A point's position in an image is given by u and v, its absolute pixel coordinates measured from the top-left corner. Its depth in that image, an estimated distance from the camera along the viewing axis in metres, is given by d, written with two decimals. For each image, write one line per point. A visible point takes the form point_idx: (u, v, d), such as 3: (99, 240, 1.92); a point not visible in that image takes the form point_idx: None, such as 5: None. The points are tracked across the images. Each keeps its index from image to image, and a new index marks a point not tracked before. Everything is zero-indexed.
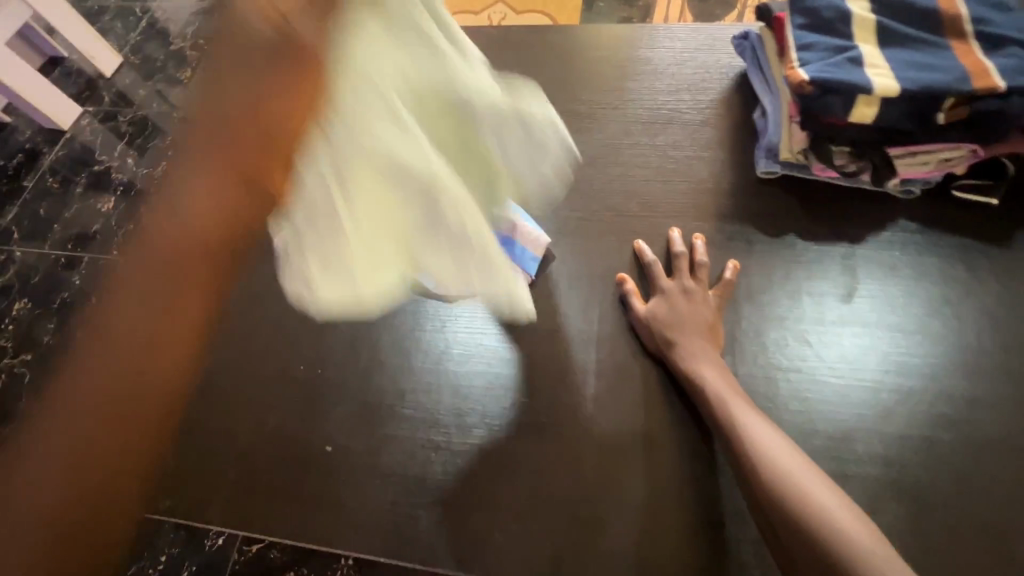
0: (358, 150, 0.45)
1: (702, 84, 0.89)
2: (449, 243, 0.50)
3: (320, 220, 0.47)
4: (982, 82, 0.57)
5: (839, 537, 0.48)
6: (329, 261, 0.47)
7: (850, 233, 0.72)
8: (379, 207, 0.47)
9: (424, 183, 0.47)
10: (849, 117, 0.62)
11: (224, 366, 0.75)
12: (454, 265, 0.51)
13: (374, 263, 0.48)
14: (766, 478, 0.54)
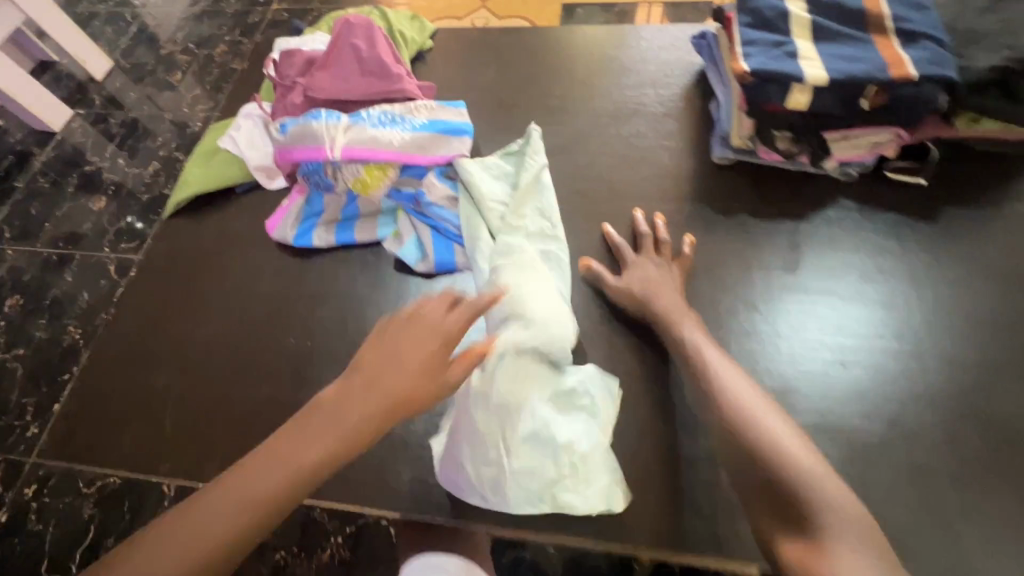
0: (519, 421, 0.68)
1: (666, 80, 0.96)
2: (582, 475, 0.67)
3: (480, 440, 0.68)
4: (898, 72, 0.65)
5: (791, 467, 0.51)
6: (496, 480, 0.67)
7: (794, 210, 0.80)
8: (526, 445, 0.68)
9: (564, 443, 0.67)
10: (785, 104, 0.70)
11: (222, 345, 0.82)
12: (588, 495, 0.66)
13: (525, 475, 0.67)
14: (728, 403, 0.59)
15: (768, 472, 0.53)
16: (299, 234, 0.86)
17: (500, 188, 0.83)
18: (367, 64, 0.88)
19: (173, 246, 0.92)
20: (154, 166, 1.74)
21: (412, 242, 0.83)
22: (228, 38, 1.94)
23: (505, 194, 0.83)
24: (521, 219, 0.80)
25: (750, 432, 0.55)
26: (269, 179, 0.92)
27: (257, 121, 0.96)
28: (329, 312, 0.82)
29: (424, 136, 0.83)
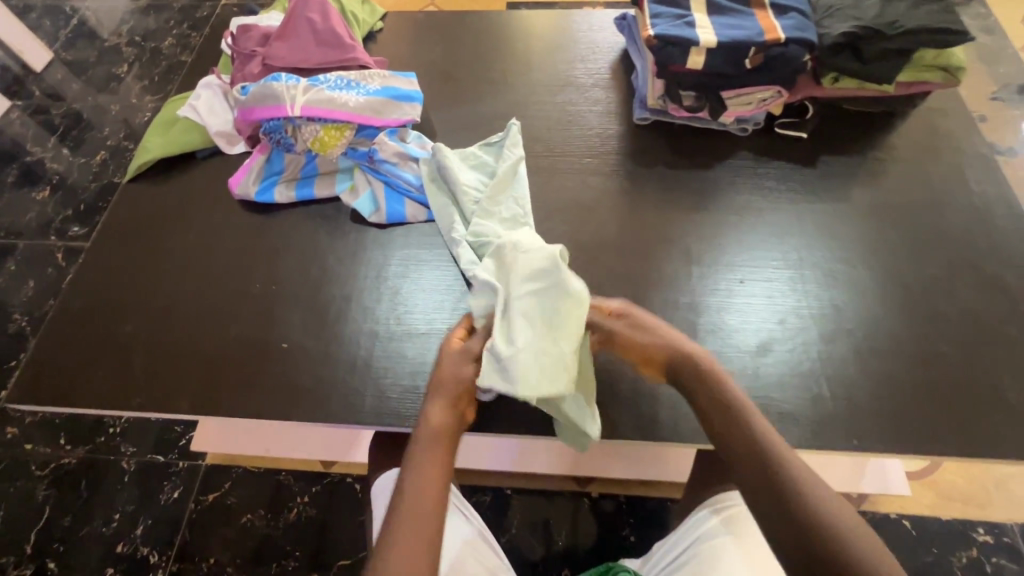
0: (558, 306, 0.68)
1: (593, 56, 1.09)
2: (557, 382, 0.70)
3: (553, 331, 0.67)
4: (771, 36, 0.81)
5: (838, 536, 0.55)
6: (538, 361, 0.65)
7: (702, 159, 0.93)
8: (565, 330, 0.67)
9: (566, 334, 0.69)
10: (686, 64, 0.83)
11: (189, 293, 0.87)
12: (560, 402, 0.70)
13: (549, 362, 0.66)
14: (741, 436, 0.63)
15: (788, 508, 0.57)
16: (262, 191, 0.93)
17: (475, 177, 0.87)
18: (322, 35, 0.96)
19: (135, 207, 0.96)
20: (102, 156, 1.73)
21: (368, 196, 0.91)
22: (176, 32, 1.95)
23: (480, 183, 0.87)
24: (495, 206, 0.83)
25: (767, 466, 0.60)
26: (229, 145, 0.99)
27: (217, 91, 1.02)
28: (291, 259, 0.89)
29: (377, 100, 0.91)
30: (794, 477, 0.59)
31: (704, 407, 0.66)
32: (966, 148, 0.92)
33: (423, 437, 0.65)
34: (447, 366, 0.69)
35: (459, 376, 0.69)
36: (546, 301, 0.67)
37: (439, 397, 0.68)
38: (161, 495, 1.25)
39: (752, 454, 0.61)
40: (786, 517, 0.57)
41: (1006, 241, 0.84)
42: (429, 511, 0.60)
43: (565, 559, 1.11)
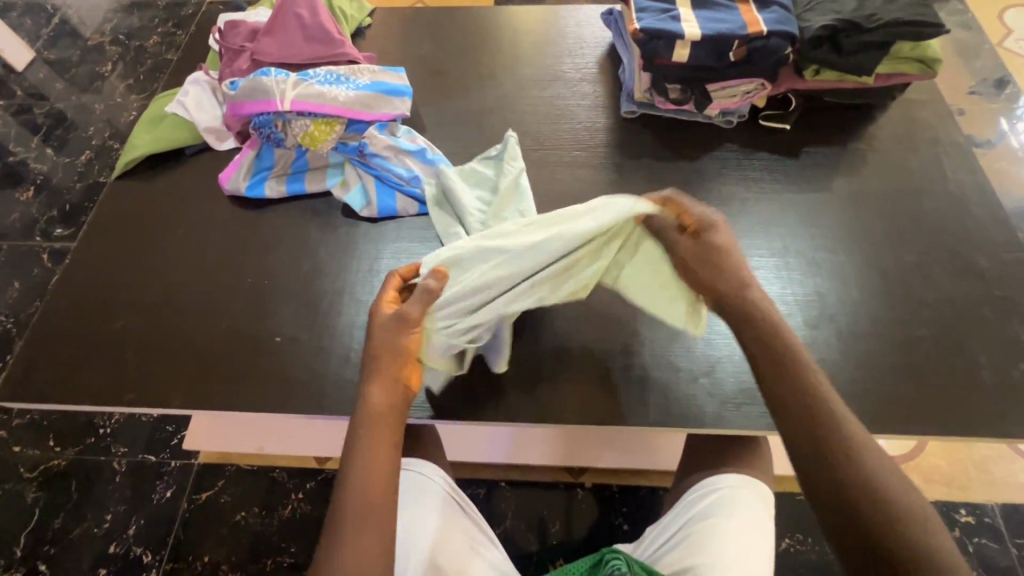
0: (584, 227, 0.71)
1: (581, 51, 1.10)
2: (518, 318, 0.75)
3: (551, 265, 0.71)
4: (754, 29, 0.83)
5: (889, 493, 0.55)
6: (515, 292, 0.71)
7: (688, 151, 0.95)
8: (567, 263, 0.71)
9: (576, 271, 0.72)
10: (671, 57, 0.85)
11: (179, 288, 0.87)
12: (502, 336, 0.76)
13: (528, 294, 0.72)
14: (803, 406, 0.60)
15: (842, 485, 0.56)
16: (252, 186, 0.93)
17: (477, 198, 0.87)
18: (310, 30, 0.96)
19: (124, 204, 0.96)
20: (87, 156, 1.71)
21: (359, 190, 0.92)
22: (161, 31, 1.93)
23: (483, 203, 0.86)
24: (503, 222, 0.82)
25: (823, 438, 0.58)
26: (218, 141, 0.99)
27: (205, 87, 1.01)
28: (283, 253, 0.89)
29: (367, 95, 0.91)
30: (851, 455, 0.57)
31: (763, 369, 0.63)
32: (943, 138, 0.95)
33: (364, 421, 0.63)
34: (382, 339, 0.67)
35: (396, 347, 0.66)
36: (600, 247, 0.72)
37: (377, 375, 0.65)
38: (154, 495, 1.24)
39: (813, 423, 0.59)
40: (836, 477, 0.56)
41: (982, 227, 0.86)
42: (375, 503, 0.59)
43: (559, 549, 1.13)
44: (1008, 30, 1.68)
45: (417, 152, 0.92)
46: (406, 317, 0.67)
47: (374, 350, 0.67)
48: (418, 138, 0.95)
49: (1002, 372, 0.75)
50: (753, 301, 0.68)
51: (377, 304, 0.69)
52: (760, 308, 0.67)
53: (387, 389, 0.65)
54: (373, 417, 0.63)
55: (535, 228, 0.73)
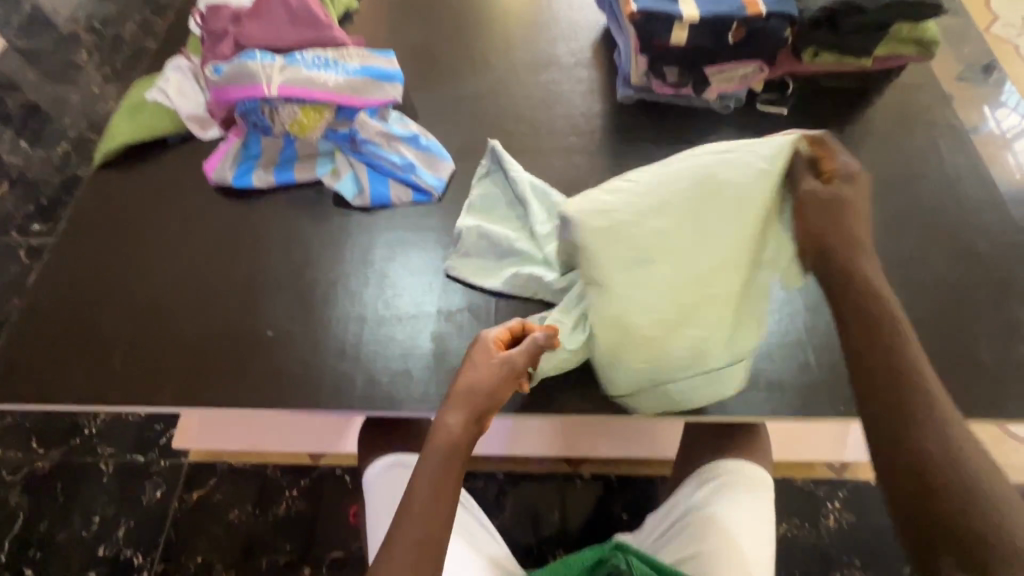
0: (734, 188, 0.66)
1: (575, 35, 1.08)
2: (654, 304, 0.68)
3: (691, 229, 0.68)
4: (752, 9, 0.82)
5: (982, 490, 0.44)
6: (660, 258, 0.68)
7: (685, 136, 0.93)
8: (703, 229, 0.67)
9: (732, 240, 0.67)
10: (669, 39, 0.83)
11: (165, 282, 0.84)
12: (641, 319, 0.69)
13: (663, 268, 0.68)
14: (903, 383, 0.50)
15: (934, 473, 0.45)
16: (239, 176, 0.90)
17: (507, 219, 0.84)
18: (295, 13, 0.93)
19: (104, 195, 0.92)
20: (64, 148, 1.65)
21: (350, 178, 0.89)
22: (138, 18, 1.87)
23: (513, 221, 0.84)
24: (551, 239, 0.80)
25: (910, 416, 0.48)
26: (202, 129, 0.95)
27: (186, 74, 0.98)
28: (272, 245, 0.86)
29: (357, 80, 0.88)
30: (949, 443, 0.46)
31: (852, 333, 0.54)
32: (938, 121, 0.95)
33: (439, 459, 0.60)
34: (480, 375, 0.65)
35: (489, 382, 0.65)
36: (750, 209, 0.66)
37: (457, 408, 0.64)
38: (143, 496, 1.21)
39: (913, 405, 0.48)
40: (913, 449, 0.47)
41: (978, 210, 0.86)
42: (437, 526, 0.57)
43: (559, 540, 1.12)
44: (995, 16, 1.69)
45: (409, 138, 0.91)
46: (508, 358, 0.67)
47: (465, 387, 0.65)
48: (408, 123, 0.93)
49: (1000, 354, 0.75)
50: (863, 269, 0.58)
51: (481, 336, 0.68)
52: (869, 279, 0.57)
53: (467, 431, 0.63)
54: (448, 459, 0.60)
55: (651, 188, 0.68)
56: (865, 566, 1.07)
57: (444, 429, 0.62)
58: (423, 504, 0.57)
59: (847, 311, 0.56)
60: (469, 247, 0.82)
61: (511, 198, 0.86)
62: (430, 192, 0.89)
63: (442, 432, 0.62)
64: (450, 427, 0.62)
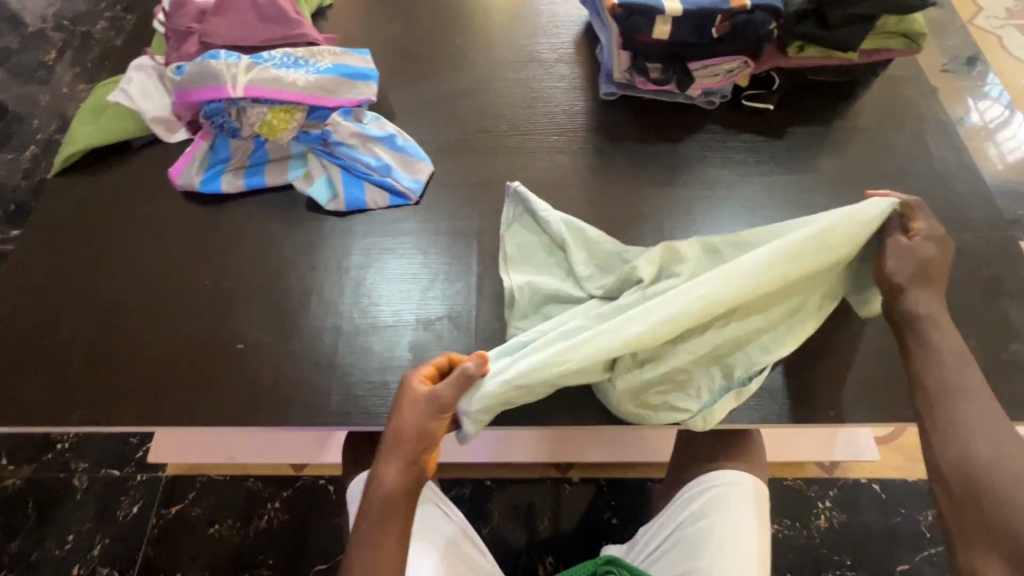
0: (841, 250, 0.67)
1: (556, 30, 1.05)
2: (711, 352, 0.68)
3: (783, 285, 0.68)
4: (736, 2, 0.80)
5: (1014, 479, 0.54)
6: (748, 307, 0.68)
7: (670, 133, 0.91)
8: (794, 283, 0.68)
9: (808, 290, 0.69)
10: (651, 33, 0.81)
11: (129, 294, 0.80)
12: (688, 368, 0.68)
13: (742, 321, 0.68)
14: (951, 402, 0.60)
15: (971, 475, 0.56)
16: (207, 181, 0.86)
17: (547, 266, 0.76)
18: (263, 9, 0.89)
19: (65, 202, 0.88)
20: (31, 152, 1.59)
21: (324, 182, 0.86)
22: (109, 15, 1.80)
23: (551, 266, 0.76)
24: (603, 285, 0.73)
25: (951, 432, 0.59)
26: (168, 132, 0.91)
27: (150, 73, 0.93)
28: (243, 253, 0.83)
29: (328, 79, 0.85)
30: (990, 451, 0.56)
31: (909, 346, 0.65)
32: (926, 115, 0.93)
33: (375, 510, 0.61)
34: (409, 417, 0.63)
35: (423, 430, 0.63)
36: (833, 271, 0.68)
37: (391, 460, 0.63)
38: (119, 511, 1.17)
39: (952, 418, 0.59)
40: (951, 444, 0.58)
41: (968, 205, 0.85)
42: None
43: (549, 547, 1.10)
44: (979, 7, 1.68)
45: (386, 140, 0.88)
46: (434, 396, 0.63)
47: (393, 432, 0.63)
48: (385, 123, 0.90)
49: (992, 353, 0.74)
50: (916, 301, 0.66)
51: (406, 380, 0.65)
52: (929, 312, 0.65)
53: (403, 475, 0.62)
54: (384, 509, 0.61)
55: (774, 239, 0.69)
56: (857, 565, 1.06)
57: (379, 478, 0.62)
58: (366, 558, 0.60)
59: (905, 343, 0.66)
60: (518, 306, 0.74)
61: (547, 243, 0.78)
62: (408, 194, 0.86)
63: (377, 482, 0.62)
64: (383, 476, 0.62)
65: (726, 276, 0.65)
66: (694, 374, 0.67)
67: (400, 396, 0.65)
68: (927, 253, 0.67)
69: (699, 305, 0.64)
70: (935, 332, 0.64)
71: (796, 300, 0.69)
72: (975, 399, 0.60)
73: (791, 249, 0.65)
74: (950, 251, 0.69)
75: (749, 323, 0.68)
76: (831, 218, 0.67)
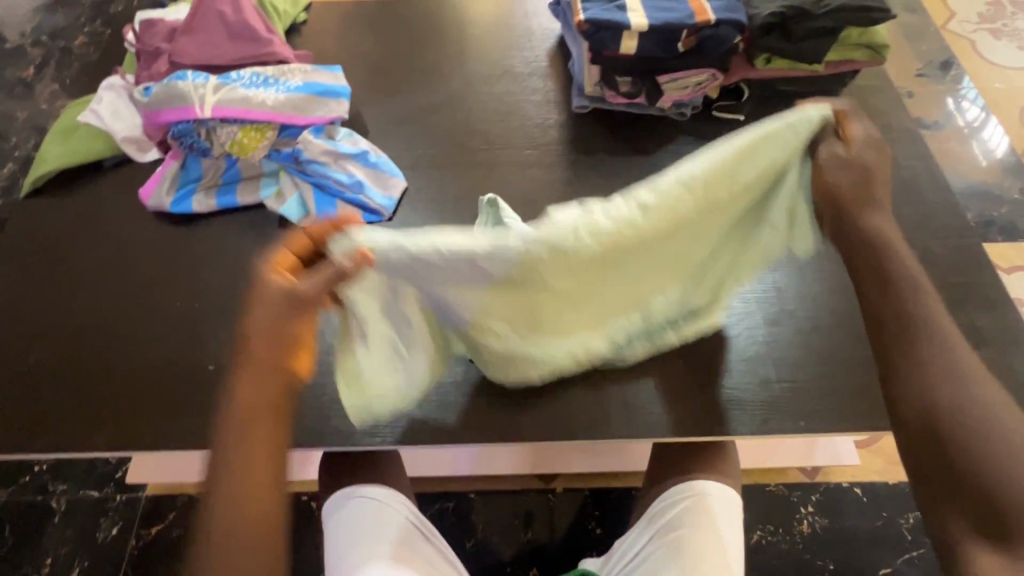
0: (775, 160, 0.59)
1: (529, 44, 1.06)
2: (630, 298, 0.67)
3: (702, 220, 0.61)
4: (701, 18, 0.80)
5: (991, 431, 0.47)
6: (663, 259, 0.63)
7: (643, 145, 0.92)
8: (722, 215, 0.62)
9: (739, 214, 0.63)
10: (618, 48, 0.82)
11: (97, 316, 0.79)
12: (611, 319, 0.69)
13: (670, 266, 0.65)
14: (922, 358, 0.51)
15: (944, 442, 0.48)
16: (177, 200, 0.86)
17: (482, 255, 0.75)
18: (234, 29, 0.89)
19: (35, 224, 0.87)
20: (9, 169, 1.57)
21: (296, 200, 0.85)
22: (88, 30, 1.78)
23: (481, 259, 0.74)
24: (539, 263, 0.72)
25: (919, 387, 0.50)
26: (140, 152, 0.91)
27: (121, 93, 0.93)
28: (215, 273, 0.82)
29: (299, 97, 0.85)
30: (968, 410, 0.48)
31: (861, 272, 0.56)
32: (894, 124, 0.94)
33: (226, 438, 0.49)
34: (260, 318, 0.51)
35: (281, 328, 0.52)
36: (768, 188, 0.62)
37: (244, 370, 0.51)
38: (99, 534, 1.15)
39: (913, 358, 0.51)
40: (918, 389, 0.50)
41: (936, 213, 0.86)
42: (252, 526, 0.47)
43: (534, 559, 1.09)
44: (952, 12, 1.71)
45: (359, 156, 0.87)
46: (290, 292, 0.52)
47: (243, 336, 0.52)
48: (360, 140, 0.90)
49: None
50: (870, 226, 0.57)
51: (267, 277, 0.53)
52: (882, 232, 0.57)
53: (261, 385, 0.50)
54: (246, 416, 0.49)
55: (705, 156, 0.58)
56: (841, 570, 1.06)
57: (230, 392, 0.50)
58: (220, 492, 0.47)
59: (859, 274, 0.56)
60: None
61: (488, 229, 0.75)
62: (380, 211, 0.85)
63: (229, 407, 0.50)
64: (237, 388, 0.50)
65: (640, 199, 0.56)
66: (612, 331, 0.70)
67: (249, 299, 0.53)
68: (860, 161, 0.58)
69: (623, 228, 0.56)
70: (890, 256, 0.55)
71: (724, 219, 0.63)
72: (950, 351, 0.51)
73: (714, 167, 0.58)
74: (887, 156, 0.59)
75: (688, 257, 0.65)
76: (751, 132, 0.58)
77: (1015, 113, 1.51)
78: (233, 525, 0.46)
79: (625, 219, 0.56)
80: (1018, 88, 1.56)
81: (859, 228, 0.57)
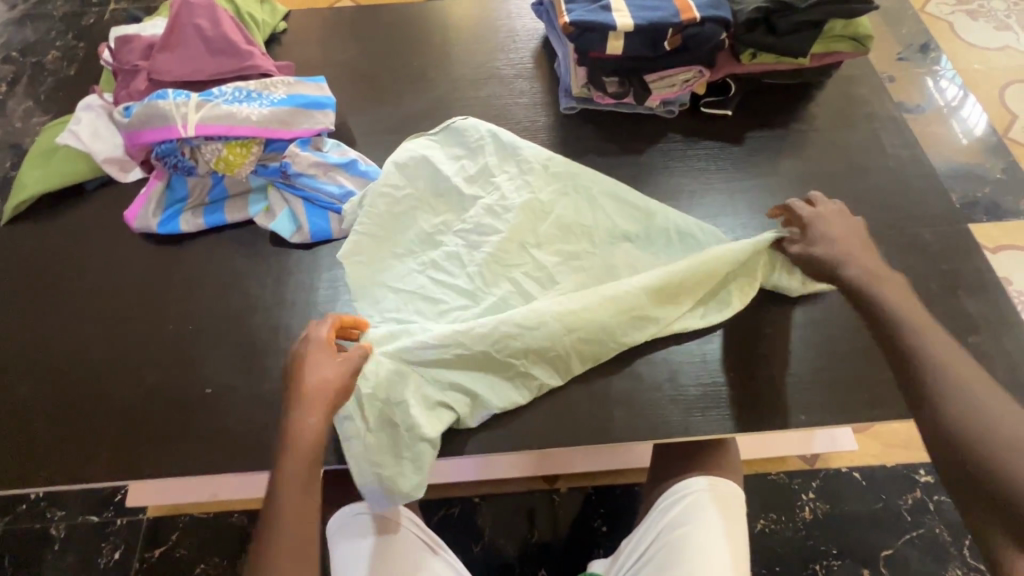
0: (721, 259, 0.74)
1: (513, 45, 1.05)
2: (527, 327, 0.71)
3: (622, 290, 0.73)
4: (687, 16, 0.82)
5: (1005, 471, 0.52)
6: (573, 313, 0.72)
7: (632, 145, 0.92)
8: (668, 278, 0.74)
9: (698, 280, 0.74)
10: (605, 49, 0.84)
11: (89, 343, 0.78)
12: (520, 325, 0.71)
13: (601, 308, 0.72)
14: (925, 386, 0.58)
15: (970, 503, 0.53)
16: (165, 221, 0.85)
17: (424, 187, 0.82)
18: (212, 42, 0.87)
19: (17, 253, 0.85)
20: None
21: (285, 215, 0.84)
22: (59, 43, 1.72)
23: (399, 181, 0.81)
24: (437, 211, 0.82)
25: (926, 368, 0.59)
26: (123, 172, 0.89)
27: (99, 113, 0.91)
28: (207, 293, 0.81)
29: (283, 111, 0.84)
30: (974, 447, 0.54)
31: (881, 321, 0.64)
32: (879, 113, 0.95)
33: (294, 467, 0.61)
34: (319, 374, 0.64)
35: (323, 377, 0.64)
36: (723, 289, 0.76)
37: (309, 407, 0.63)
38: (101, 559, 1.11)
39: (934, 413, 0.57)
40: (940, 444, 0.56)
41: (923, 201, 0.87)
42: None
43: (542, 560, 1.10)
44: None
45: (342, 164, 0.85)
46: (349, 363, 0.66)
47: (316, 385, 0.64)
48: (345, 148, 0.88)
49: None
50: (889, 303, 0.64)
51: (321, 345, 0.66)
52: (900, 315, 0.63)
53: (317, 428, 0.63)
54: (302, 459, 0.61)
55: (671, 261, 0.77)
56: (844, 554, 1.08)
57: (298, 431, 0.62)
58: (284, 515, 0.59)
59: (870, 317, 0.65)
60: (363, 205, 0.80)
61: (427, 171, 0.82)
62: None
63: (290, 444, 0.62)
64: (301, 433, 0.62)
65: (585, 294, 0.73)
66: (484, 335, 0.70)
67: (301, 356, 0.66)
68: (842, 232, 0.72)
69: (572, 312, 0.71)
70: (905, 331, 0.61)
71: (628, 315, 0.73)
72: (925, 331, 0.61)
73: (656, 278, 0.73)
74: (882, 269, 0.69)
75: (569, 317, 0.71)
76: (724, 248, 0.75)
77: (995, 94, 1.52)
78: (288, 550, 0.59)
79: (526, 330, 0.71)
80: (996, 68, 1.57)
81: (839, 274, 0.69)
